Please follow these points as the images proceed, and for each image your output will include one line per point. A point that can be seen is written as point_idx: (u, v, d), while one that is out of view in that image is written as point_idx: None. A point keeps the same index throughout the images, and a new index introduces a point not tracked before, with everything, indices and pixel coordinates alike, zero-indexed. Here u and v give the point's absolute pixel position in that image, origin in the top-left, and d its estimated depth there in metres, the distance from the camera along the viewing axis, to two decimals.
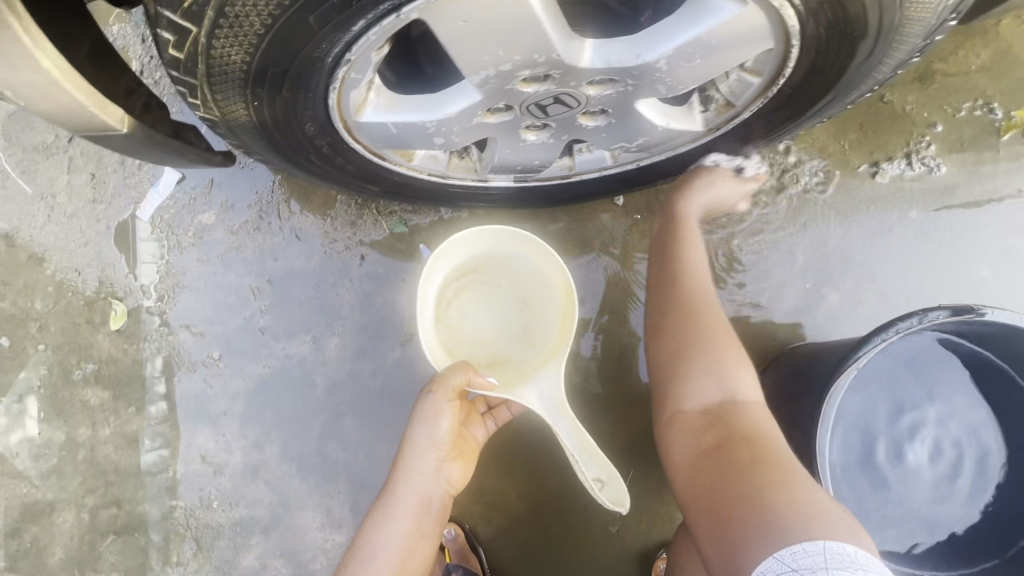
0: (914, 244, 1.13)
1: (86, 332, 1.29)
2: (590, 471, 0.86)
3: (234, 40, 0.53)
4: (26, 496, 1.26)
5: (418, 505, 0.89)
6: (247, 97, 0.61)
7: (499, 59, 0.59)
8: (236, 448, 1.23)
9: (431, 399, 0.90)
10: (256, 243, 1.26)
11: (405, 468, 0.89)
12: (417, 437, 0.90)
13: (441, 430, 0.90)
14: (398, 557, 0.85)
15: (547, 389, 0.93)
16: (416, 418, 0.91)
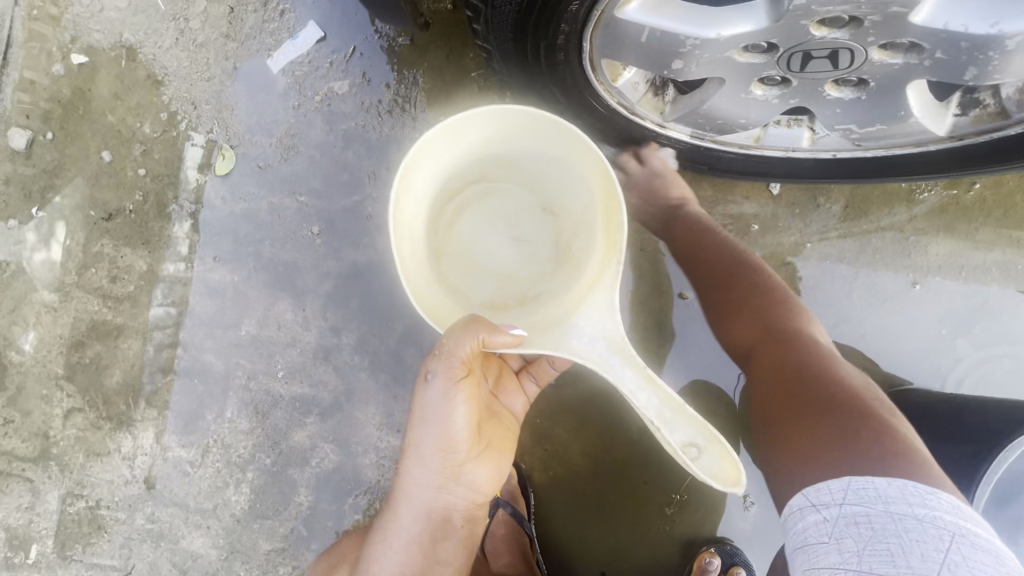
0: None
1: (190, 170, 1.24)
2: (678, 438, 0.62)
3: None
4: (97, 314, 1.26)
5: (429, 512, 0.80)
6: None
7: None
8: (313, 326, 1.21)
9: (436, 385, 0.72)
10: (384, 128, 1.20)
11: (412, 476, 0.78)
12: (427, 438, 0.75)
13: (454, 428, 0.75)
14: (412, 571, 0.80)
15: (596, 330, 0.71)
16: (421, 407, 0.74)
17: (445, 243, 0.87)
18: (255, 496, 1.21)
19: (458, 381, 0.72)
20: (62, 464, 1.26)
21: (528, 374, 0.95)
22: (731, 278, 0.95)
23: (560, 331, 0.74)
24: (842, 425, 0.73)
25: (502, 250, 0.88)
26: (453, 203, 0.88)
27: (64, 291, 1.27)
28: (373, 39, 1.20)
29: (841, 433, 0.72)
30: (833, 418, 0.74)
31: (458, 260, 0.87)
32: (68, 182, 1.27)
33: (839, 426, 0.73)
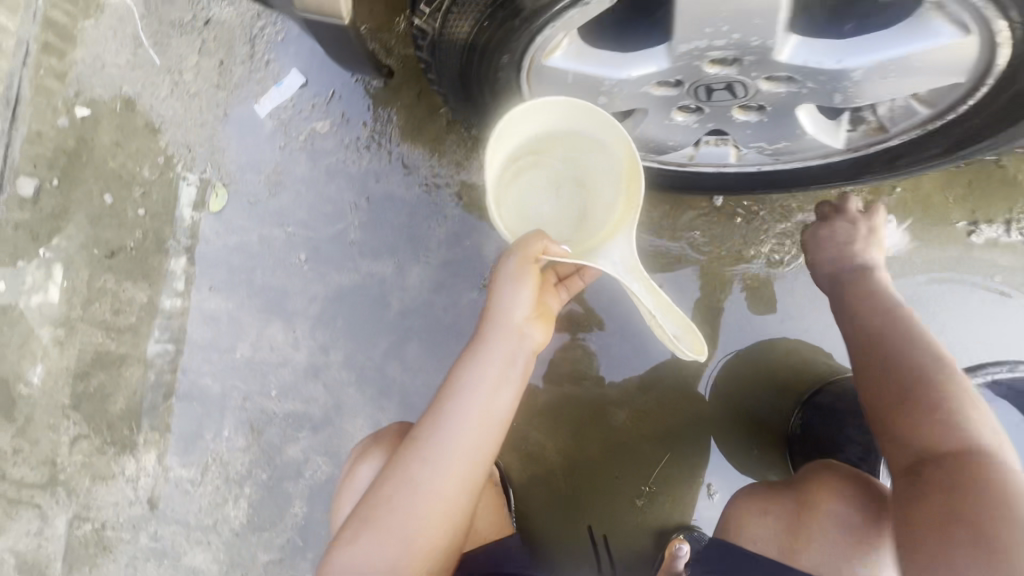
0: (991, 307, 1.16)
1: (186, 208, 1.35)
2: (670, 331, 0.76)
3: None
4: (101, 345, 1.35)
5: (500, 360, 0.83)
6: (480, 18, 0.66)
7: (722, 33, 0.63)
8: (303, 347, 1.30)
9: (511, 262, 0.83)
10: (363, 162, 1.31)
11: (480, 350, 0.83)
12: (500, 303, 0.84)
13: (518, 309, 0.84)
14: (481, 410, 0.81)
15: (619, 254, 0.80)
16: (496, 280, 0.84)
17: (501, 199, 0.86)
18: (253, 510, 1.28)
19: (528, 264, 0.83)
20: (69, 489, 1.33)
21: (564, 286, 0.98)
22: (900, 345, 0.85)
23: (592, 253, 0.83)
24: (948, 519, 0.65)
25: (542, 210, 0.89)
26: (509, 166, 0.86)
27: (70, 325, 1.36)
28: (350, 82, 1.32)
29: (936, 517, 0.66)
30: (947, 512, 0.66)
31: (511, 213, 0.88)
32: (73, 223, 1.38)
33: (947, 514, 0.66)
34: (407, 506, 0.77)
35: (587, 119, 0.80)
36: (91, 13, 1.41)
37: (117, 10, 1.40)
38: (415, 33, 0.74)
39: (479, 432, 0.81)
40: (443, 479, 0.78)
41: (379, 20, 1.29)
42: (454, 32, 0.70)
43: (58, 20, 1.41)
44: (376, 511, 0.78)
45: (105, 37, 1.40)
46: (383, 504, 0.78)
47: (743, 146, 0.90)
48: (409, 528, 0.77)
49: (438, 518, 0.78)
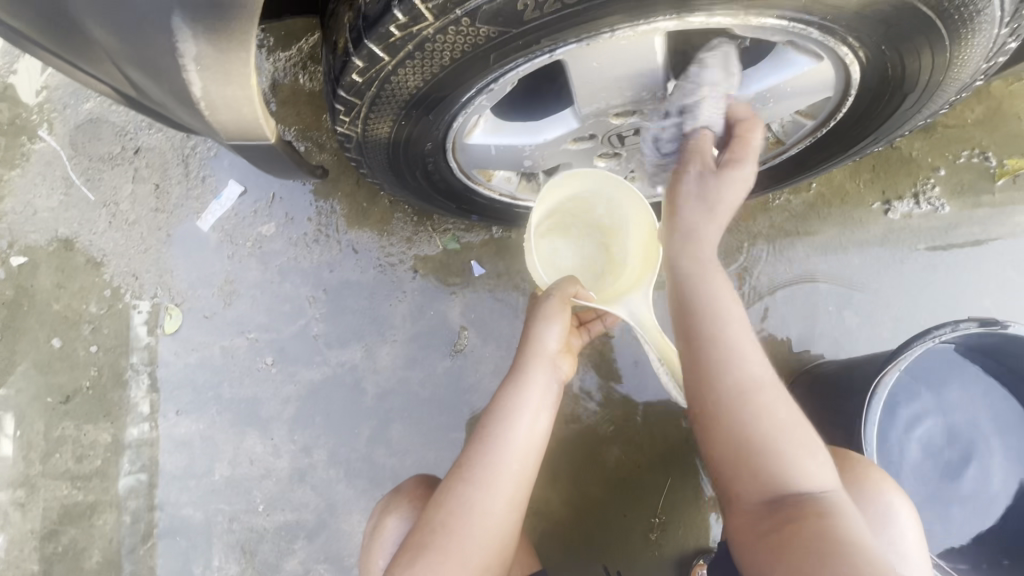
0: (924, 274, 1.25)
1: (140, 335, 1.32)
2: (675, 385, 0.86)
3: (413, 68, 0.62)
4: (67, 497, 1.28)
5: (545, 383, 0.90)
6: (397, 117, 0.70)
7: (615, 95, 0.71)
8: (284, 452, 1.26)
9: (551, 302, 0.91)
10: (314, 256, 1.33)
11: (523, 380, 0.89)
12: (539, 335, 0.92)
13: (553, 341, 0.92)
14: (530, 435, 0.88)
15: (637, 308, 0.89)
16: (537, 315, 0.92)
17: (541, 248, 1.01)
18: None
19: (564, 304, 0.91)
20: None
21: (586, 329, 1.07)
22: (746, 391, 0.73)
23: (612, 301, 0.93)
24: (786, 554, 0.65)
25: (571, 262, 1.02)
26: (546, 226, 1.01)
27: (30, 483, 1.28)
28: (289, 182, 1.36)
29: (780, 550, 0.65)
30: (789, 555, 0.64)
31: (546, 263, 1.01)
32: (21, 375, 1.32)
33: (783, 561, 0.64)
34: (462, 533, 0.82)
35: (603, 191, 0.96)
36: (17, 162, 1.41)
37: (43, 155, 1.41)
38: (339, 139, 0.77)
39: (524, 458, 0.86)
40: (495, 505, 0.84)
41: (307, 121, 1.34)
42: (376, 133, 0.74)
43: None
44: (432, 541, 0.81)
45: (34, 183, 1.40)
46: (437, 534, 0.82)
47: None
48: (463, 556, 0.81)
49: (492, 543, 0.83)
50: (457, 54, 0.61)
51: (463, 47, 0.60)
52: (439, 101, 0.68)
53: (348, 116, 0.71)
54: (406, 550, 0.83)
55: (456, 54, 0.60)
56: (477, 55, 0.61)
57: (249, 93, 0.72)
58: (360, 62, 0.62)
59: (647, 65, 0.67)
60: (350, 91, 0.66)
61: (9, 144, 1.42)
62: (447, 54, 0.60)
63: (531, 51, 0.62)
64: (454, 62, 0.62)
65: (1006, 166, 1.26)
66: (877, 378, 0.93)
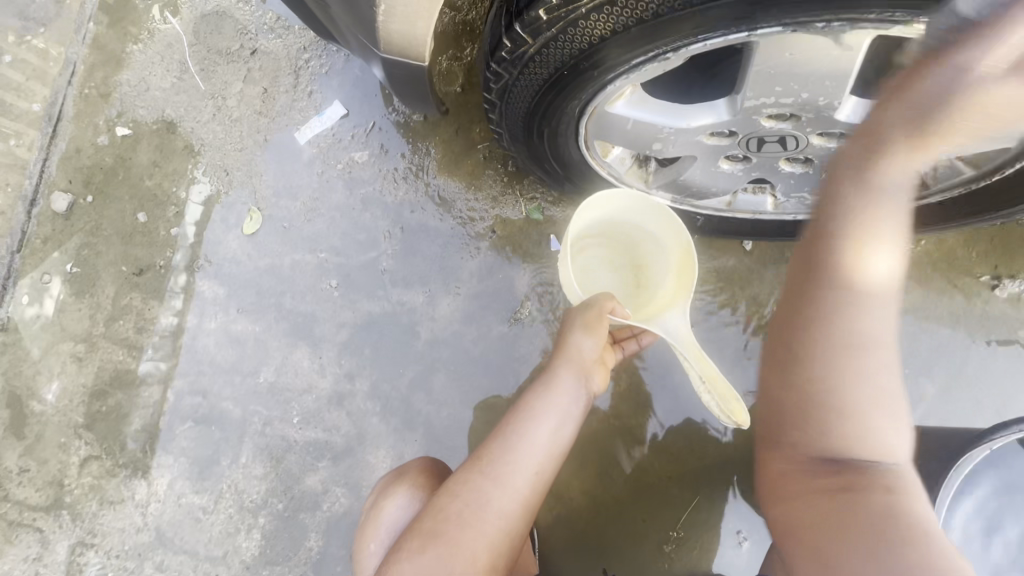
0: (1016, 360, 1.18)
1: (219, 229, 1.36)
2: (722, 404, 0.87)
3: (604, 17, 0.66)
4: (121, 363, 1.33)
5: (574, 391, 0.94)
6: (563, 65, 0.72)
7: (789, 91, 0.71)
8: (329, 373, 1.29)
9: (583, 312, 0.96)
10: (399, 193, 1.33)
11: (554, 383, 0.94)
12: (572, 345, 0.96)
13: (586, 351, 0.96)
14: (553, 440, 0.91)
15: (673, 326, 0.93)
16: (573, 325, 0.96)
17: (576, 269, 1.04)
18: (266, 542, 1.24)
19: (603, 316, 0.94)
20: (74, 513, 1.29)
21: (619, 346, 1.09)
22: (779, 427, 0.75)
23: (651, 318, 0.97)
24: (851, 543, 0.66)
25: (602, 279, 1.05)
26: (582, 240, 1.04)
27: (91, 341, 1.35)
28: (391, 115, 1.36)
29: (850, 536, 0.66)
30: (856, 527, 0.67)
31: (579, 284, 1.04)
32: (102, 240, 1.38)
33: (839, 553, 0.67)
34: (477, 526, 0.85)
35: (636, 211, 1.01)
36: (141, 37, 1.45)
37: (166, 36, 1.45)
38: (489, 79, 0.81)
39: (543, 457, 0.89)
40: (510, 501, 0.87)
41: None
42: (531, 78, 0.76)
43: (107, 44, 1.45)
44: (447, 528, 0.85)
45: (152, 61, 1.44)
46: (449, 524, 0.85)
47: (783, 193, 0.95)
48: (476, 546, 0.84)
49: (502, 539, 0.86)
50: (653, 12, 0.64)
51: (662, 6, 0.63)
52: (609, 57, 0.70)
53: (512, 54, 0.74)
54: (417, 535, 0.86)
55: (651, 12, 0.63)
56: (671, 18, 0.64)
57: (429, 6, 0.75)
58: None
59: (835, 69, 0.68)
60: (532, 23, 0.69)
61: (136, 19, 1.46)
62: (643, 9, 0.63)
63: (724, 29, 0.64)
64: (647, 20, 0.65)
65: None
66: (967, 449, 0.91)
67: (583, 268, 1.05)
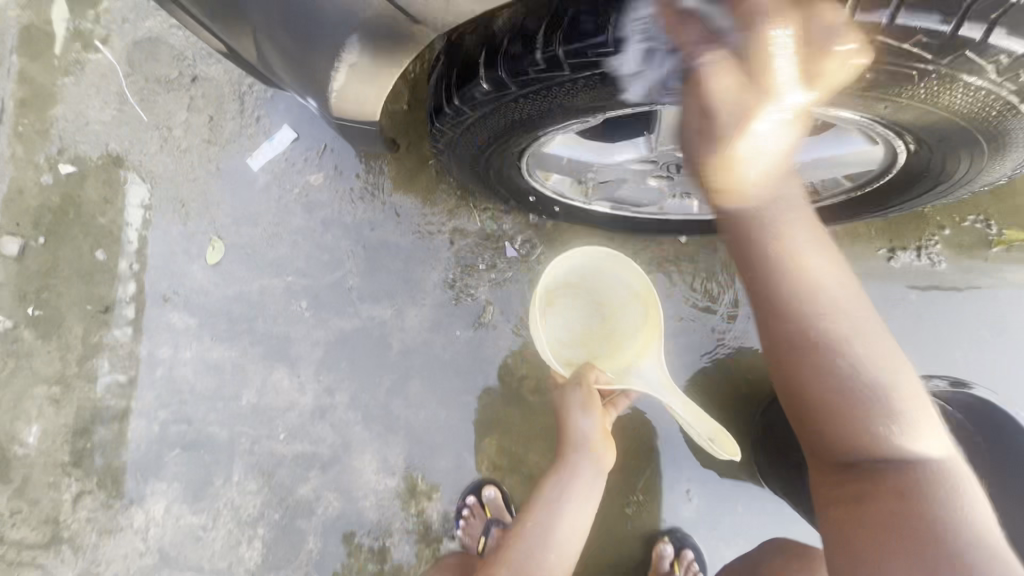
0: (909, 320, 1.38)
1: (182, 261, 1.39)
2: (703, 432, 1.04)
3: (532, 98, 0.81)
4: (101, 400, 1.37)
5: (587, 476, 1.09)
6: (502, 127, 0.88)
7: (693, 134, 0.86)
8: (309, 389, 1.37)
9: (578, 393, 1.10)
10: (358, 212, 1.39)
11: (566, 472, 1.09)
12: (577, 428, 1.10)
13: (591, 432, 1.10)
14: (572, 522, 1.07)
15: (649, 375, 1.12)
16: (572, 411, 1.10)
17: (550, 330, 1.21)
18: (268, 549, 1.34)
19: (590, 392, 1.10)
20: (75, 545, 1.35)
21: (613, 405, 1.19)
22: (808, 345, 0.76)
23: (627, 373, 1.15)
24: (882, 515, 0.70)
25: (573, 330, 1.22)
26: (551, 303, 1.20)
27: (66, 382, 1.37)
28: (341, 136, 1.40)
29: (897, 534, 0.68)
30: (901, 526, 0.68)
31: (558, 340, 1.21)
32: (62, 282, 1.39)
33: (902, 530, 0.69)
34: None
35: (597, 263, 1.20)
36: (71, 69, 1.42)
37: (98, 66, 1.42)
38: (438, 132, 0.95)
39: (566, 537, 1.05)
40: None
41: None
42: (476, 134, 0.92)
43: (34, 78, 1.41)
44: None
45: (87, 94, 1.41)
46: None
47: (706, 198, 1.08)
48: None
49: None
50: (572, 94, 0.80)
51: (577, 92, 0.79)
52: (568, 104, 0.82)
53: (458, 120, 0.89)
54: None
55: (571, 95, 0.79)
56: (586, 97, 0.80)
57: None
58: (538, 53, 0.75)
59: None
60: (511, 76, 0.78)
61: (63, 49, 1.42)
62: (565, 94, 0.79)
63: (628, 102, 0.81)
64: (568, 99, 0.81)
65: (1004, 236, 1.37)
66: None
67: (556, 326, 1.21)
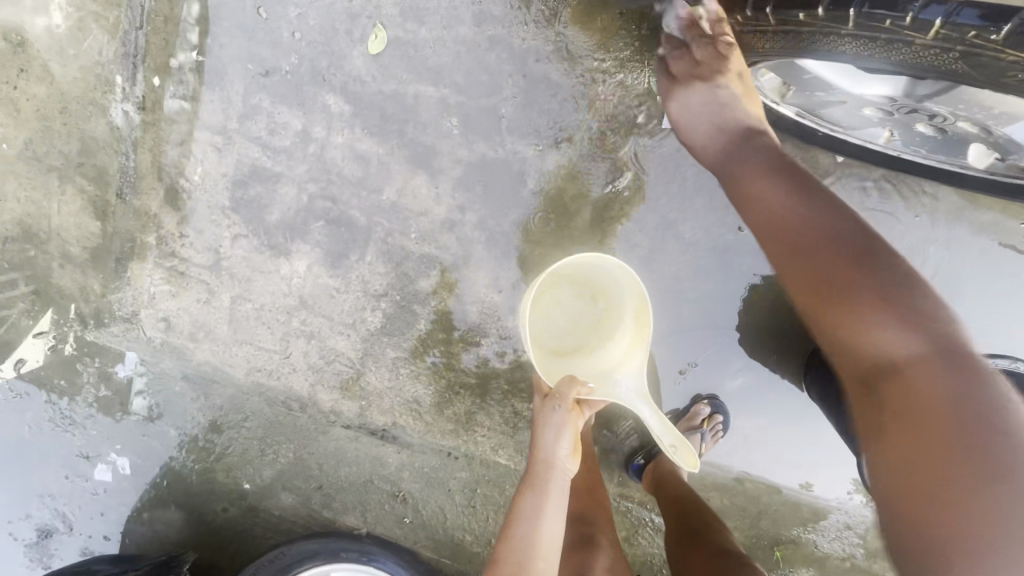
0: (1011, 292, 1.44)
1: (343, 43, 1.40)
2: (668, 440, 1.15)
3: (841, 38, 1.04)
4: (257, 160, 1.51)
5: (560, 481, 1.26)
6: (797, 40, 1.10)
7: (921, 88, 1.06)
8: (444, 202, 1.49)
9: (557, 412, 1.26)
10: (526, 38, 1.36)
11: (541, 479, 1.26)
12: (546, 440, 1.27)
13: (561, 448, 1.27)
14: (553, 513, 1.24)
15: (631, 383, 1.30)
16: (544, 428, 1.27)
17: (544, 325, 1.37)
18: (386, 320, 1.62)
19: (567, 411, 1.26)
20: (231, 274, 1.62)
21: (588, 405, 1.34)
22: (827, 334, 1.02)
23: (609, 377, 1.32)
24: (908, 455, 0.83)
25: (568, 312, 1.37)
26: (546, 291, 1.36)
27: (228, 135, 1.50)
28: None
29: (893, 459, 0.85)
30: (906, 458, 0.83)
31: (551, 333, 1.37)
32: (233, 36, 1.44)
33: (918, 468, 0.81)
34: None
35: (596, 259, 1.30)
36: None
37: None
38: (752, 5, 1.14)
39: (546, 550, 1.21)
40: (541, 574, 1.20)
41: None
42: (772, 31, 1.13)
43: None
44: None
45: None
46: None
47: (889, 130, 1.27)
48: None
49: None
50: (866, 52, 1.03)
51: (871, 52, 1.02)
52: (919, 67, 0.99)
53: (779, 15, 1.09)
54: None
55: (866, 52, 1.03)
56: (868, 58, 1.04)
57: None
58: (910, 22, 0.97)
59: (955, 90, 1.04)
60: (861, 21, 1.01)
61: None
62: (863, 49, 1.03)
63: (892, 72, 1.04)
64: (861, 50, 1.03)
65: None
66: None
67: (547, 312, 1.37)
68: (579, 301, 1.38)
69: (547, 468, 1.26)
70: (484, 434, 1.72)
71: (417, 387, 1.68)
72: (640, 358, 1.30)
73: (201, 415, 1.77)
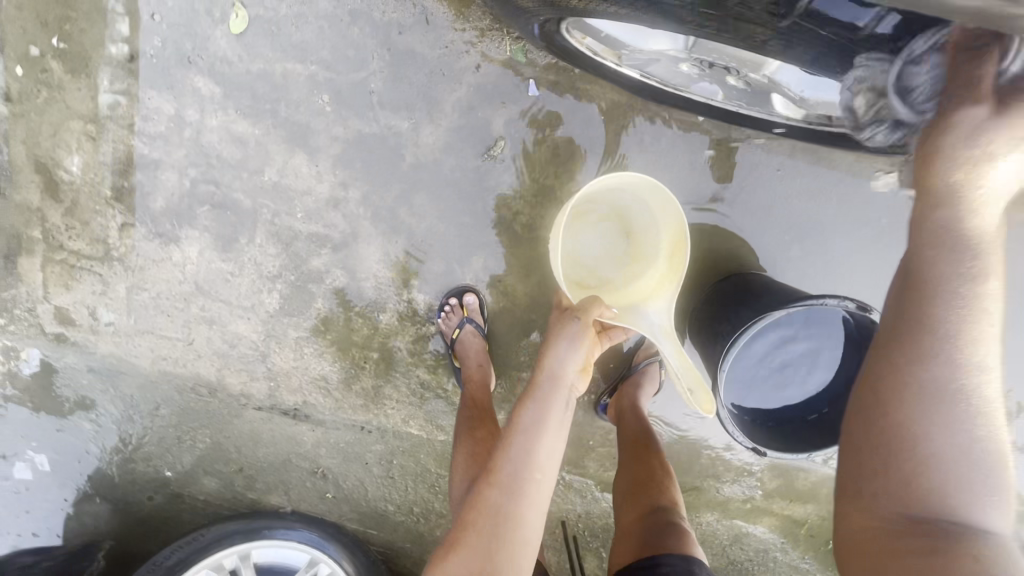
0: (872, 239, 1.51)
1: (205, 24, 1.41)
2: (686, 382, 1.06)
3: None
4: (134, 147, 1.50)
5: (567, 395, 1.10)
6: None
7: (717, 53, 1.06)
8: (325, 180, 1.50)
9: (576, 325, 1.12)
10: (386, 11, 1.38)
11: (543, 392, 1.09)
12: (558, 355, 1.11)
13: (571, 366, 1.10)
14: (553, 431, 1.08)
15: (656, 318, 1.19)
16: (559, 341, 1.12)
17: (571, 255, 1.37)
18: (284, 300, 1.64)
19: (584, 332, 1.11)
20: (124, 263, 1.62)
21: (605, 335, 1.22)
22: None
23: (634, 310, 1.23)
24: None
25: (596, 246, 1.37)
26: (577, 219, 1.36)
27: (99, 122, 1.48)
28: None
29: None
30: None
31: (575, 263, 1.37)
32: (97, 21, 1.42)
33: None
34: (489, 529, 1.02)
35: (633, 189, 1.28)
36: None
37: None
38: None
39: (538, 477, 1.06)
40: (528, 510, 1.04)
41: None
42: None
43: None
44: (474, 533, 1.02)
45: None
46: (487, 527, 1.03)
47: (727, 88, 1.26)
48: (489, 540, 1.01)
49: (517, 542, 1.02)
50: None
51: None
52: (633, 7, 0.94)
53: None
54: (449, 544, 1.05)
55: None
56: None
57: None
58: None
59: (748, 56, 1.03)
60: None
61: None
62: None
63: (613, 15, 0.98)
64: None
65: None
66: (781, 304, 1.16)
67: (576, 241, 1.37)
68: (611, 238, 1.37)
69: (552, 381, 1.10)
70: (394, 408, 1.76)
71: (322, 365, 1.71)
72: (671, 294, 1.21)
73: (112, 407, 1.78)
